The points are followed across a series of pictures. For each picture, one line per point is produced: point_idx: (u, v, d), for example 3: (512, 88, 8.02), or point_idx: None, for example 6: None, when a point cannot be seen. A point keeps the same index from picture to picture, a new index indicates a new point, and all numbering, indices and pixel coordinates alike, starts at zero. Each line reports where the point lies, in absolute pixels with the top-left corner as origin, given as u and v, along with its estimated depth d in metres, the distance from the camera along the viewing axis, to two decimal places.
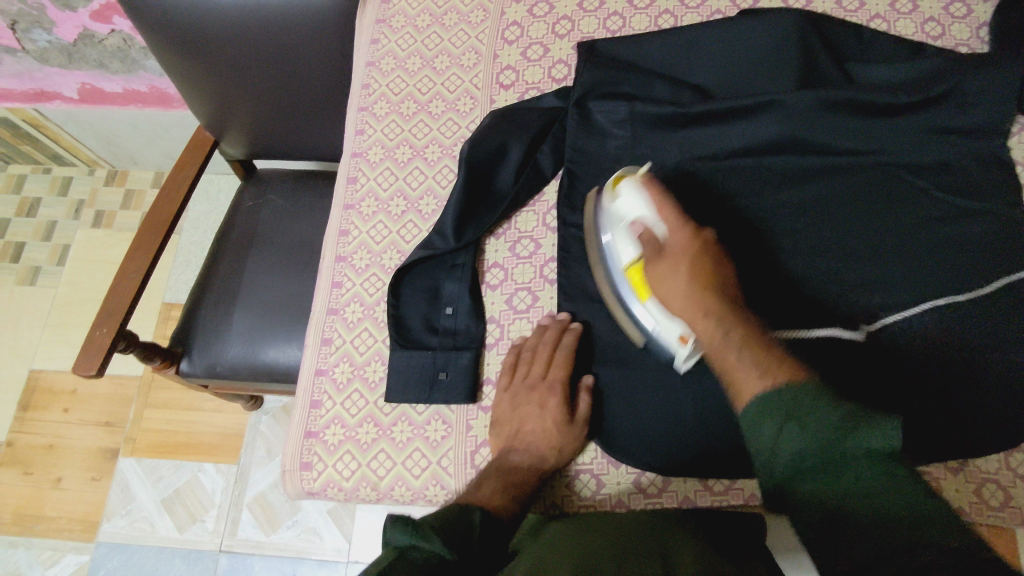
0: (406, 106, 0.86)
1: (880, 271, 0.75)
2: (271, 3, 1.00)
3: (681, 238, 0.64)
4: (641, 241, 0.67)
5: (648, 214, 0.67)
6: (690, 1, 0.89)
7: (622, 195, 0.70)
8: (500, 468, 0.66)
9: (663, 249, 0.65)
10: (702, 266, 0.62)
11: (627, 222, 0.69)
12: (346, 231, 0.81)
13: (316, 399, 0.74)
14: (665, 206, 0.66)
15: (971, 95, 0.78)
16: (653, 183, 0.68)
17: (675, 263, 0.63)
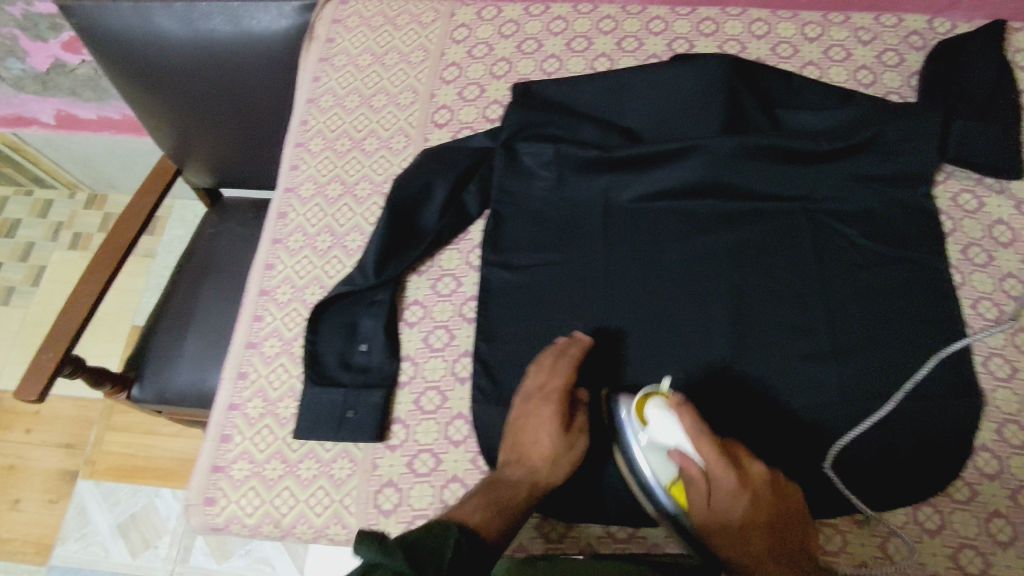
0: (341, 144, 0.87)
1: (795, 322, 0.74)
2: (223, 39, 1.01)
3: (728, 490, 0.62)
4: (682, 469, 0.63)
5: (684, 443, 0.64)
6: (627, 45, 0.91)
7: (653, 424, 0.65)
8: (493, 484, 0.65)
9: (707, 487, 0.62)
10: (764, 517, 0.61)
11: (660, 447, 0.65)
12: (271, 265, 0.81)
13: (226, 434, 0.73)
14: (702, 439, 0.62)
15: (894, 143, 0.77)
16: (688, 413, 0.63)
17: (729, 507, 0.62)
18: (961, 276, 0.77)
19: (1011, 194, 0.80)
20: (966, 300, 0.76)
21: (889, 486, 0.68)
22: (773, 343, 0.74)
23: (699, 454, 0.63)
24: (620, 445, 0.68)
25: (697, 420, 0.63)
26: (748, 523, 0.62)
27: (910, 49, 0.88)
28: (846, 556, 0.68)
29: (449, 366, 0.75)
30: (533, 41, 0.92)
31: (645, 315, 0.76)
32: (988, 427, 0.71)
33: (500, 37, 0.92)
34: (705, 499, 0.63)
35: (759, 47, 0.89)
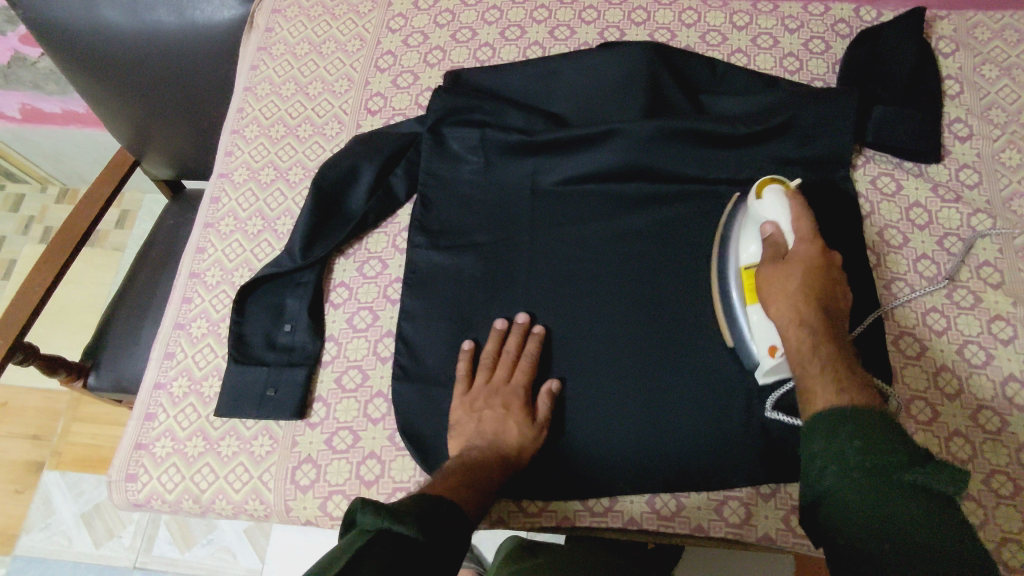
0: (275, 131, 0.89)
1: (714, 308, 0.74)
2: (167, 30, 1.03)
3: (804, 251, 0.65)
4: (767, 243, 0.67)
5: (783, 220, 0.67)
6: (559, 34, 0.92)
7: (766, 200, 0.68)
8: (460, 465, 0.64)
9: (784, 254, 0.66)
10: (820, 282, 0.63)
11: (756, 218, 0.69)
12: (202, 249, 0.83)
13: (150, 412, 0.75)
14: (803, 216, 0.66)
15: (810, 127, 0.79)
16: (799, 197, 0.67)
17: (791, 271, 0.64)
18: (877, 257, 0.78)
19: (930, 177, 0.81)
20: (880, 281, 0.77)
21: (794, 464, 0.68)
22: (688, 325, 0.74)
23: (794, 227, 0.66)
24: (721, 246, 0.74)
25: (803, 207, 0.67)
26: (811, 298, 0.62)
27: (836, 37, 0.89)
28: (749, 527, 0.69)
29: (371, 346, 0.77)
30: (468, 30, 0.93)
31: (566, 295, 0.77)
32: (895, 403, 0.72)
33: (436, 26, 0.94)
34: (767, 284, 0.65)
35: (689, 35, 0.91)
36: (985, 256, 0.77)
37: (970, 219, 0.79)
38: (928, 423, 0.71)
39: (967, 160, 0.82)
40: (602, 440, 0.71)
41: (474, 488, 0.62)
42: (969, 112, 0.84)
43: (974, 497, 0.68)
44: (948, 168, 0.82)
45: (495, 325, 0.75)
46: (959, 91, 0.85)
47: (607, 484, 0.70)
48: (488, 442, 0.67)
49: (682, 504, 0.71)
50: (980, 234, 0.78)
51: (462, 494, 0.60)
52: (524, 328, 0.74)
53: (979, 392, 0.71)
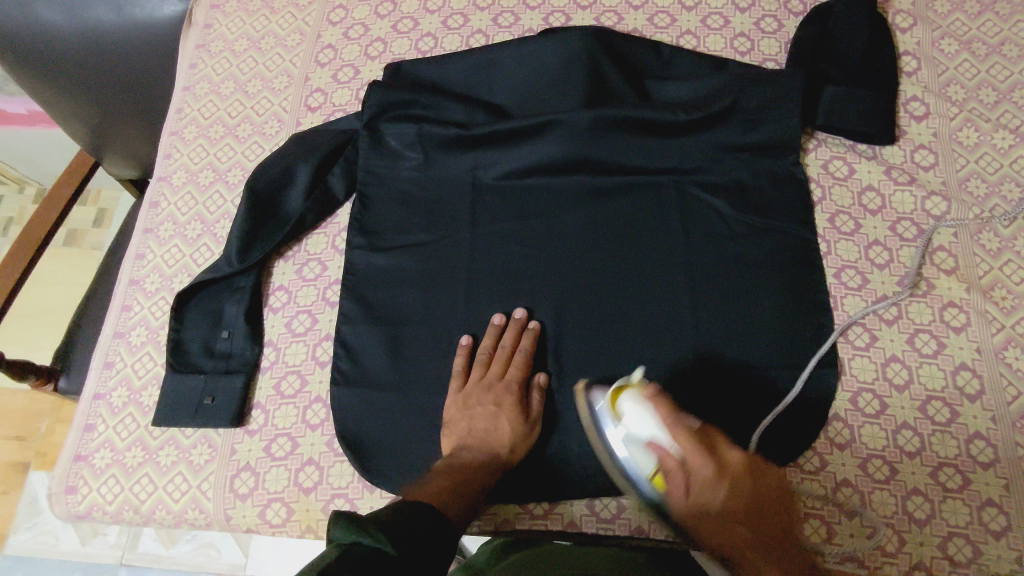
0: (214, 131, 0.87)
1: (655, 303, 0.73)
2: (108, 30, 1.00)
3: (707, 475, 0.60)
4: (662, 459, 0.59)
5: (661, 435, 0.60)
6: (503, 21, 0.89)
7: (625, 417, 0.60)
8: (447, 468, 0.64)
9: (686, 474, 0.60)
10: (742, 500, 0.61)
11: (635, 441, 0.60)
12: (142, 255, 0.82)
13: (90, 423, 0.74)
14: (678, 421, 0.60)
15: (753, 111, 0.76)
16: (662, 399, 0.61)
17: (709, 499, 0.60)
18: (827, 245, 0.75)
19: (884, 160, 0.78)
20: (830, 269, 0.74)
21: None
22: (629, 321, 0.72)
23: (676, 441, 0.59)
24: (586, 392, 0.65)
25: (671, 410, 0.61)
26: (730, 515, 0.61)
27: (789, 15, 0.86)
28: None
29: (310, 350, 0.75)
30: (410, 20, 0.91)
31: (507, 293, 0.75)
32: (842, 396, 0.69)
33: (377, 17, 0.91)
34: (686, 487, 0.60)
35: (636, 18, 0.88)
36: (939, 240, 0.74)
37: (925, 202, 0.75)
38: (876, 416, 0.68)
39: (922, 140, 0.78)
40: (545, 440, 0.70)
41: (465, 494, 0.61)
42: (925, 89, 0.81)
43: (922, 493, 0.65)
44: (903, 149, 0.79)
45: (493, 320, 0.73)
46: (916, 68, 0.82)
47: (542, 487, 0.69)
48: (478, 442, 0.66)
49: (621, 506, 0.70)
50: (935, 218, 0.75)
51: (453, 502, 0.60)
52: (521, 323, 0.72)
53: (930, 382, 0.69)
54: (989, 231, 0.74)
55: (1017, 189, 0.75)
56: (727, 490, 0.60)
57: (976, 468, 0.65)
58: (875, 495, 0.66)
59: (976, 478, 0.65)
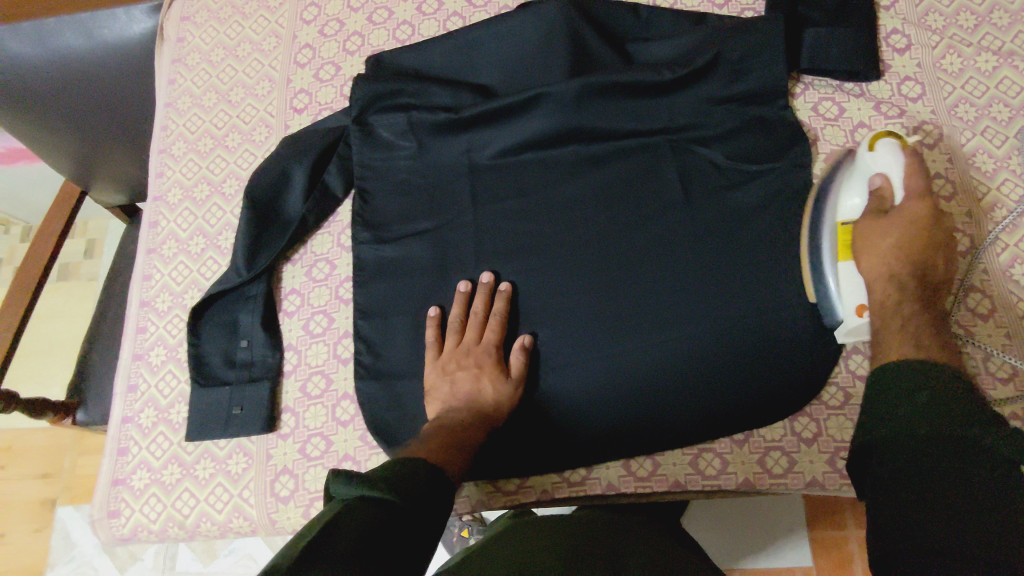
0: (203, 143, 0.87)
1: (665, 262, 0.73)
2: (78, 54, 0.99)
3: (914, 210, 0.61)
4: (871, 197, 0.64)
5: (895, 171, 0.63)
6: (477, 0, 0.89)
7: (876, 150, 0.64)
8: (437, 427, 0.65)
9: (888, 212, 0.63)
10: (922, 251, 0.61)
11: (867, 172, 0.65)
12: (149, 275, 0.82)
13: (123, 446, 0.75)
14: (917, 171, 0.62)
15: (739, 61, 0.77)
16: (913, 152, 0.64)
17: (892, 225, 0.61)
18: None
19: (872, 95, 0.79)
20: None
21: (757, 407, 0.69)
22: (640, 283, 0.73)
23: (906, 183, 0.63)
24: (816, 203, 0.69)
25: (918, 164, 0.63)
26: (919, 284, 0.60)
27: None
28: (728, 475, 0.70)
29: (331, 349, 0.76)
30: (383, 10, 0.90)
31: (519, 268, 0.76)
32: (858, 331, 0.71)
33: (350, 11, 0.90)
34: (876, 218, 0.63)
35: None
36: (935, 168, 0.75)
37: (917, 132, 0.76)
38: None
39: (908, 72, 0.79)
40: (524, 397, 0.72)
41: (459, 448, 0.62)
42: (905, 21, 0.81)
43: None
44: (890, 83, 0.79)
45: (460, 288, 0.74)
46: (893, 1, 0.82)
47: (576, 455, 0.72)
48: (464, 402, 0.68)
49: (656, 463, 0.72)
50: (928, 147, 0.76)
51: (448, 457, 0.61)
52: (490, 287, 0.74)
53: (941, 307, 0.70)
54: (982, 153, 0.75)
55: (1006, 109, 0.76)
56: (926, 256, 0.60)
57: (994, 384, 0.67)
58: None
59: (994, 395, 0.67)
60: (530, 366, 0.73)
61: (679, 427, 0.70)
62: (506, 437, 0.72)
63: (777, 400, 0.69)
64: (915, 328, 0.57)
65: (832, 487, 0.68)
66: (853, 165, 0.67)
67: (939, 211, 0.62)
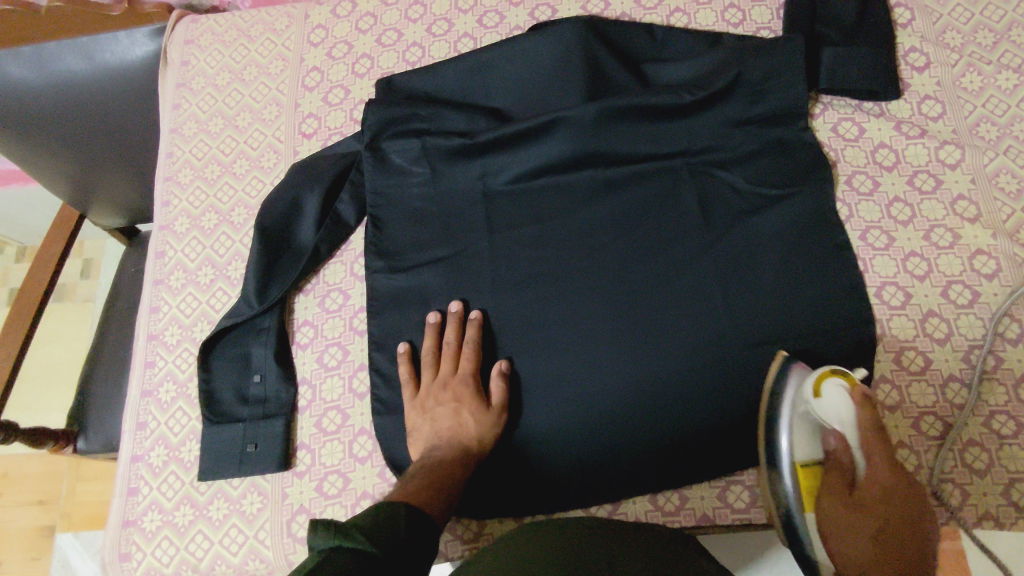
0: (210, 170, 0.85)
1: (685, 288, 0.72)
2: (79, 78, 0.97)
3: (883, 478, 0.60)
4: (829, 468, 0.62)
5: (848, 424, 0.61)
6: (488, 21, 0.87)
7: (825, 397, 0.62)
8: (422, 469, 0.64)
9: (852, 484, 0.61)
10: (888, 509, 0.58)
11: (815, 417, 0.63)
12: (156, 308, 0.80)
13: (133, 486, 0.73)
14: (871, 432, 0.61)
15: (758, 83, 0.75)
16: (864, 399, 0.61)
17: (861, 513, 0.59)
18: (849, 209, 0.75)
19: (892, 115, 0.78)
20: (855, 233, 0.74)
21: None
22: (662, 311, 0.71)
23: (858, 438, 0.61)
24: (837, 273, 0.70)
25: (870, 414, 0.61)
26: (886, 544, 0.57)
27: None
28: (758, 509, 0.69)
29: (346, 383, 0.74)
30: (393, 32, 0.88)
31: (538, 297, 0.74)
32: (885, 358, 0.69)
33: (358, 33, 0.89)
34: (844, 488, 0.61)
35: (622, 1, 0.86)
36: (958, 189, 0.74)
37: (939, 153, 0.75)
38: (921, 373, 0.68)
39: (927, 91, 0.78)
40: (510, 427, 0.71)
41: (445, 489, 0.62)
42: (923, 39, 0.80)
43: (978, 442, 0.66)
44: (909, 102, 0.78)
45: (429, 320, 0.74)
46: (910, 19, 0.82)
47: (602, 489, 0.70)
48: (446, 438, 0.67)
49: (683, 497, 0.70)
50: (951, 168, 0.75)
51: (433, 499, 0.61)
52: (460, 316, 0.73)
53: (969, 332, 0.69)
54: (1006, 173, 0.74)
55: None
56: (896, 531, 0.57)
57: None
58: (933, 453, 0.66)
59: None
60: (514, 393, 0.72)
61: (708, 458, 0.68)
62: (513, 472, 0.71)
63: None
64: (894, 547, 0.57)
65: None
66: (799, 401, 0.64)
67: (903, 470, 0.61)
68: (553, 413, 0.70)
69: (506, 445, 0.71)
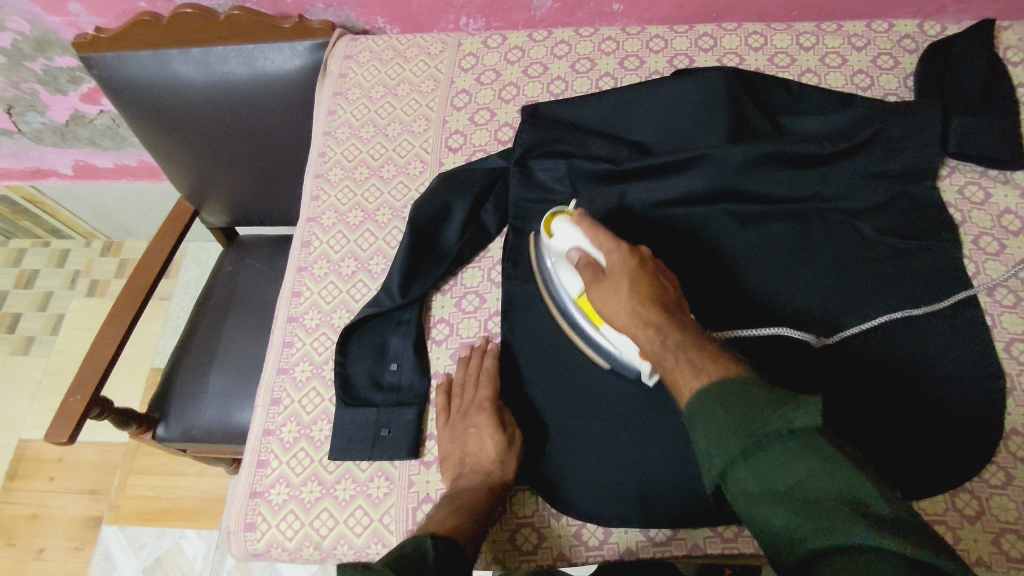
0: (359, 172, 0.90)
1: (802, 318, 0.75)
2: (238, 81, 1.05)
3: (617, 258, 0.65)
4: (580, 268, 0.68)
5: (582, 241, 0.69)
6: (629, 65, 0.94)
7: (556, 233, 0.71)
8: (451, 497, 0.66)
9: (603, 271, 0.66)
10: (642, 281, 0.63)
11: (562, 251, 0.71)
12: (298, 292, 0.84)
13: (262, 459, 0.75)
14: (597, 235, 0.68)
15: (895, 139, 0.80)
16: (585, 219, 0.70)
17: (615, 285, 0.64)
18: (975, 266, 0.78)
19: (1017, 184, 0.82)
20: (982, 289, 0.77)
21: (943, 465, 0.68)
22: (794, 336, 0.74)
23: (594, 243, 0.68)
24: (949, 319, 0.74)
25: (595, 227, 0.69)
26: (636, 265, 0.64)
27: (904, 52, 0.92)
28: None
29: None
30: (539, 65, 0.95)
31: None
32: (1016, 410, 0.71)
33: (507, 63, 0.96)
34: (598, 275, 0.66)
35: (757, 58, 0.93)
36: None
37: None
38: None
39: None
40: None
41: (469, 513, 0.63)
42: None
43: None
44: None
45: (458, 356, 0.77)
46: None
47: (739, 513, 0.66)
48: (471, 466, 0.68)
49: None
50: None
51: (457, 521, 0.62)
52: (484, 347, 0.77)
53: None
54: None
55: None
56: (636, 262, 0.64)
57: None
58: None
59: None
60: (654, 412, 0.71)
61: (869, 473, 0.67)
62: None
63: (948, 459, 0.68)
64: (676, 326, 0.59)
65: (998, 568, 0.65)
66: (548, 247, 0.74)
67: (640, 255, 0.66)
68: None
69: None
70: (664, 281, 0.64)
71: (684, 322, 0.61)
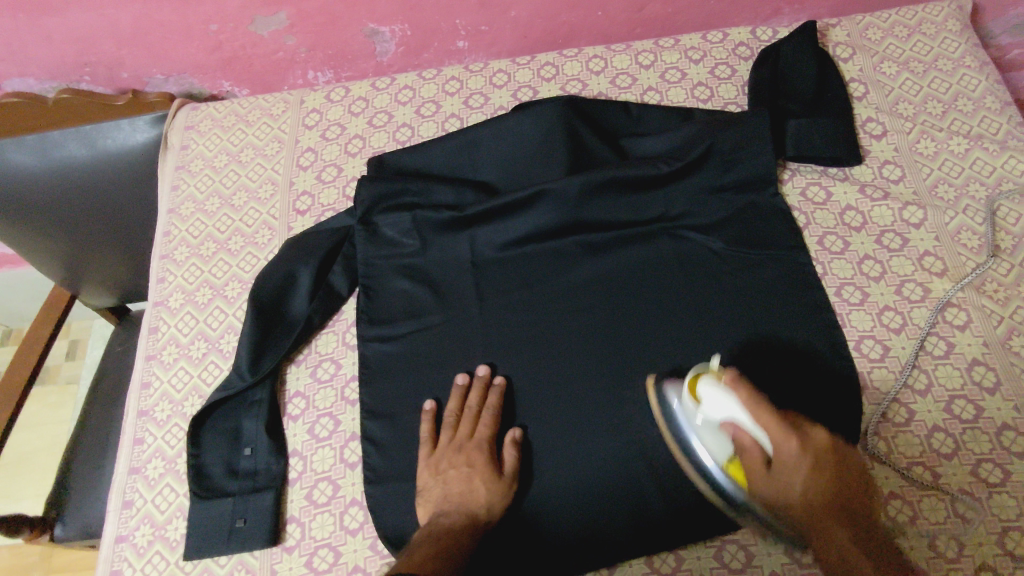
0: (206, 248, 0.87)
1: (661, 343, 0.73)
2: (81, 162, 1.00)
3: (793, 446, 0.57)
4: (739, 446, 0.59)
5: (741, 415, 0.59)
6: (474, 102, 0.93)
7: (703, 399, 0.61)
8: (429, 535, 0.62)
9: (768, 461, 0.58)
10: (815, 481, 0.57)
11: (710, 422, 0.61)
12: (147, 383, 0.80)
13: (116, 569, 0.71)
14: (760, 407, 0.58)
15: (729, 151, 0.80)
16: (741, 384, 0.60)
17: (790, 485, 0.57)
18: (823, 267, 0.78)
19: (856, 179, 0.83)
20: (831, 290, 0.77)
21: None
22: (649, 363, 0.72)
23: (754, 422, 0.58)
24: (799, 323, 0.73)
25: (751, 394, 0.59)
26: (815, 464, 0.58)
27: (740, 60, 0.93)
28: (753, 570, 0.65)
29: (338, 455, 0.74)
30: (383, 114, 0.93)
31: (528, 348, 0.75)
32: (870, 410, 0.70)
33: (351, 116, 0.94)
34: (763, 469, 0.58)
35: (599, 82, 0.93)
36: (924, 247, 0.78)
37: (903, 213, 0.80)
38: (906, 424, 0.69)
39: (887, 157, 0.84)
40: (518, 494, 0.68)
41: (449, 554, 0.59)
42: (878, 110, 0.87)
43: (969, 493, 0.65)
44: (870, 167, 0.84)
45: (427, 405, 0.72)
46: (865, 92, 0.89)
47: (600, 557, 0.66)
48: (457, 503, 0.65)
49: (679, 558, 0.67)
50: (915, 227, 0.79)
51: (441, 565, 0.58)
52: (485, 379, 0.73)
53: (948, 382, 0.70)
54: (967, 230, 0.78)
55: (983, 188, 0.80)
56: (810, 447, 0.58)
57: (1012, 458, 0.66)
58: (922, 502, 0.65)
59: (1013, 469, 0.65)
60: (524, 463, 0.70)
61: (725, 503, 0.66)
62: (513, 540, 0.67)
63: None
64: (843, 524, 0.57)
65: None
66: (687, 419, 0.63)
67: (800, 425, 0.59)
68: (550, 466, 0.69)
69: (514, 512, 0.68)
70: (824, 455, 0.59)
71: (845, 487, 0.58)
